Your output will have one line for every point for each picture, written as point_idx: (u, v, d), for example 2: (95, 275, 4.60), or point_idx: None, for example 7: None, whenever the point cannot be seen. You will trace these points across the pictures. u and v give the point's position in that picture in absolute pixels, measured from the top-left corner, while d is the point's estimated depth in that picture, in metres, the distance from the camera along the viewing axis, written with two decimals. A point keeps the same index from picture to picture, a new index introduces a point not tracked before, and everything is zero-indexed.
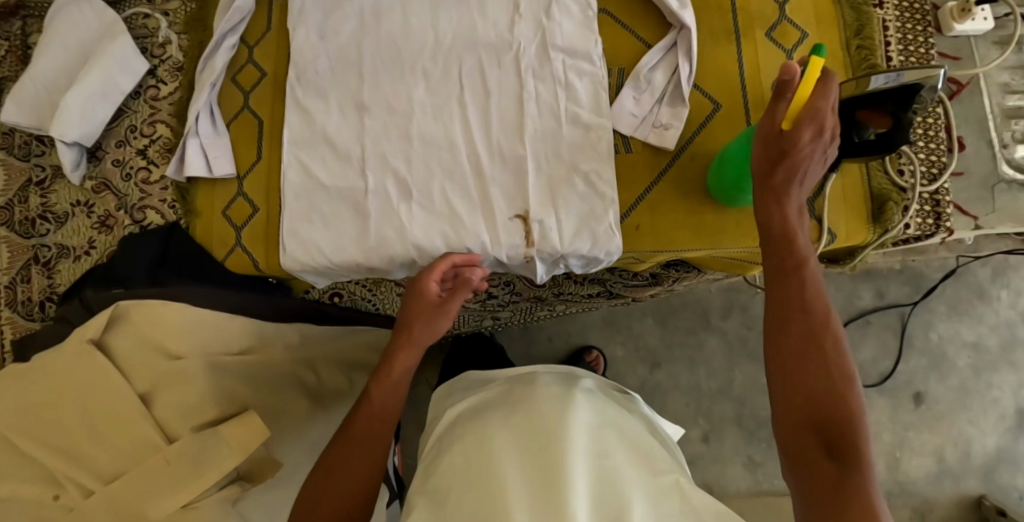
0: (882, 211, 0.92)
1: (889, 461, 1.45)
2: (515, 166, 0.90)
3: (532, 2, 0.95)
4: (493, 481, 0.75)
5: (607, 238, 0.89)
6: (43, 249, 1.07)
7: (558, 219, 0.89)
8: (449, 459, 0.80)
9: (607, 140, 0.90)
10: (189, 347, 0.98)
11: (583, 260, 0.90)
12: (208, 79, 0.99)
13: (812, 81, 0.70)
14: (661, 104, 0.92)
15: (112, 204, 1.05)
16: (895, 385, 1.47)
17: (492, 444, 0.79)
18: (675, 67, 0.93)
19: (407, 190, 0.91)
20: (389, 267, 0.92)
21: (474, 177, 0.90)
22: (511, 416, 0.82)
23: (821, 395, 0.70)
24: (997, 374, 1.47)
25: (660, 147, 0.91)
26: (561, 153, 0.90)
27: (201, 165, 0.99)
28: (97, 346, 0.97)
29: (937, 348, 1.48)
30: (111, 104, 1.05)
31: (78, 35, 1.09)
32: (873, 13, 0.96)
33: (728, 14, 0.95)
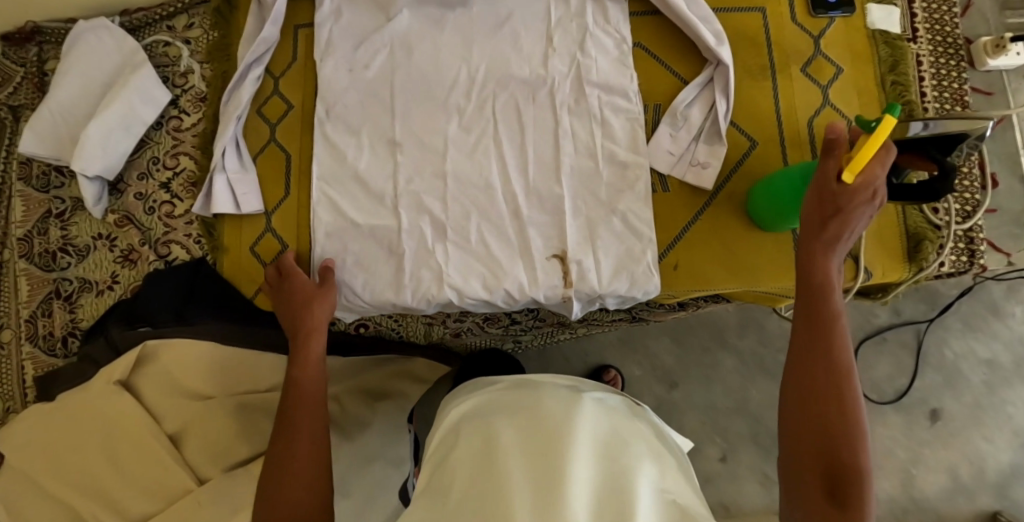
0: (917, 250, 0.92)
1: (903, 478, 1.43)
2: (553, 206, 0.90)
3: (566, 37, 0.94)
4: (497, 482, 0.65)
5: (645, 278, 0.88)
6: (65, 283, 1.05)
7: (596, 259, 0.88)
8: (450, 460, 0.72)
9: (644, 180, 0.90)
10: (218, 385, 0.97)
11: (620, 299, 0.90)
12: (234, 112, 0.97)
13: (877, 139, 0.69)
14: (698, 142, 0.91)
15: (135, 238, 1.03)
16: (910, 403, 1.46)
17: (497, 446, 0.70)
18: (711, 104, 0.92)
19: (442, 229, 0.90)
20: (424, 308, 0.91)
21: (511, 218, 0.90)
22: (519, 414, 0.74)
23: (832, 439, 0.72)
24: (1012, 391, 1.45)
25: (698, 186, 0.91)
26: (598, 195, 0.90)
27: (229, 201, 0.97)
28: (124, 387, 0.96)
29: (951, 365, 1.46)
30: (134, 136, 1.03)
31: (97, 63, 1.06)
32: (907, 48, 0.96)
33: (764, 51, 0.95)
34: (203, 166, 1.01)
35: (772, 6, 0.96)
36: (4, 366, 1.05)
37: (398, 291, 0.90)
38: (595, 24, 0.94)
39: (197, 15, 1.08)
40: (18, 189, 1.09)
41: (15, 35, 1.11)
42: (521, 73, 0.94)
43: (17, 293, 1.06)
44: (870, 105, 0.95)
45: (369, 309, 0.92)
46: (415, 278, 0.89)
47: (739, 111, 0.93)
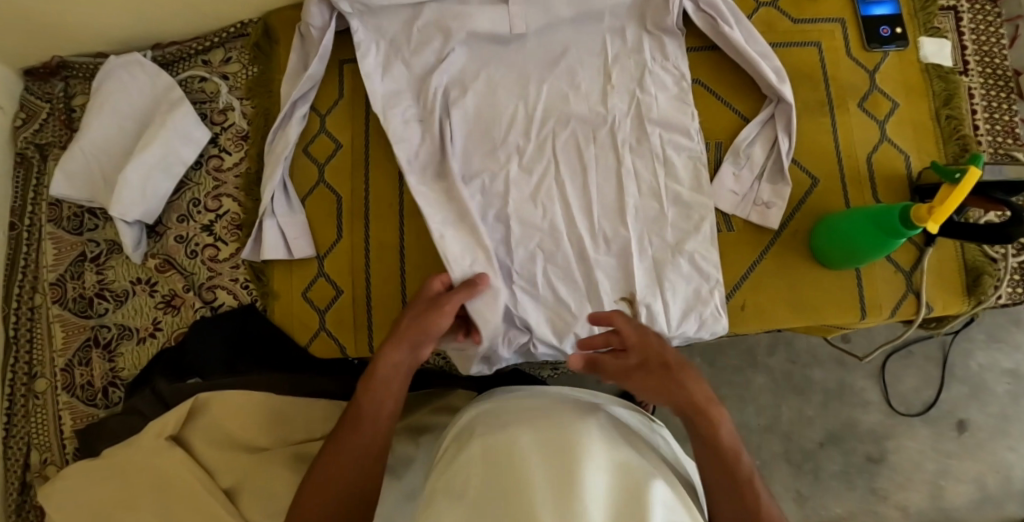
0: (977, 284, 0.92)
1: (933, 490, 1.31)
2: (620, 248, 0.88)
3: (623, 73, 0.93)
4: (516, 482, 0.62)
5: (713, 319, 0.87)
6: (103, 330, 1.01)
7: (665, 302, 0.87)
8: (459, 461, 0.68)
9: (709, 221, 0.89)
10: (274, 437, 0.92)
11: (685, 340, 0.89)
12: (281, 153, 0.94)
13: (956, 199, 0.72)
14: (761, 181, 0.91)
15: (178, 283, 0.99)
16: (938, 415, 1.33)
17: (517, 444, 0.67)
18: (773, 141, 0.92)
19: (508, 273, 0.88)
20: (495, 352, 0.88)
21: (578, 262, 0.88)
22: (529, 423, 0.71)
23: None
24: None
25: (762, 225, 0.91)
26: (665, 237, 0.89)
27: (280, 246, 0.94)
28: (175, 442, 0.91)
29: (978, 376, 1.33)
30: (173, 177, 0.99)
31: (129, 101, 1.02)
32: (960, 82, 0.97)
33: (822, 87, 0.95)
34: (249, 208, 0.99)
35: (828, 41, 0.96)
36: (40, 418, 1.01)
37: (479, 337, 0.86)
38: (653, 60, 0.93)
39: (235, 49, 1.05)
40: (48, 231, 1.05)
41: (41, 70, 1.07)
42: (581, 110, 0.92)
43: (51, 340, 1.02)
44: (925, 141, 0.95)
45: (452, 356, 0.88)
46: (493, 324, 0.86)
47: (799, 149, 0.93)
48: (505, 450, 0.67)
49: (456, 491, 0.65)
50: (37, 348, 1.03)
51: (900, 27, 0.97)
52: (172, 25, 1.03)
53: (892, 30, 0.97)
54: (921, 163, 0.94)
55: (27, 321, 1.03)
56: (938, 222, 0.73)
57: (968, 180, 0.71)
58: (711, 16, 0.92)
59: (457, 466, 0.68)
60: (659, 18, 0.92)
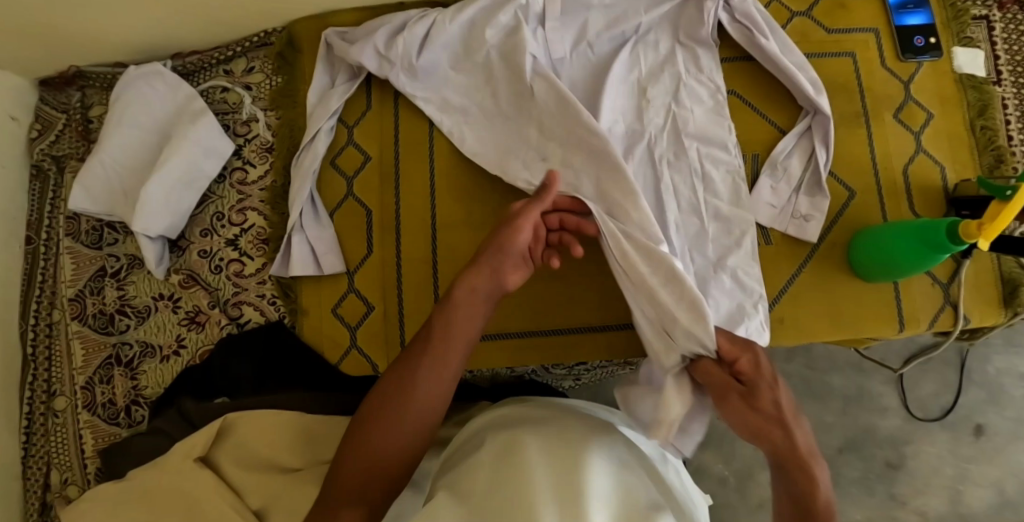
0: (1014, 295, 0.92)
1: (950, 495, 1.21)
2: None
3: (659, 85, 0.91)
4: (521, 484, 0.64)
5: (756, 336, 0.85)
6: (125, 347, 0.99)
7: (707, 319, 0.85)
8: (469, 463, 0.69)
9: (750, 234, 0.88)
10: (308, 457, 0.87)
11: None
12: (310, 167, 0.93)
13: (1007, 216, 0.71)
14: (798, 193, 0.90)
15: (203, 300, 0.98)
16: (955, 420, 1.23)
17: (526, 448, 0.68)
18: (810, 152, 0.91)
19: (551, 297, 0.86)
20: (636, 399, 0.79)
21: None
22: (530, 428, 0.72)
23: None
24: None
25: (801, 239, 0.90)
26: (706, 252, 0.87)
27: (310, 262, 0.93)
28: (205, 464, 0.85)
29: (994, 381, 1.23)
30: (196, 191, 0.97)
31: (150, 112, 1.00)
32: (994, 92, 0.96)
33: (857, 98, 0.94)
34: (275, 223, 0.97)
35: (862, 52, 0.95)
36: (60, 437, 0.98)
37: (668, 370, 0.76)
38: (689, 73, 0.92)
39: (258, 59, 1.03)
40: (66, 245, 1.02)
41: (57, 79, 1.04)
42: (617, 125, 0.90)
43: (71, 358, 1.00)
44: (961, 151, 0.94)
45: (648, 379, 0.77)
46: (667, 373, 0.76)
47: (835, 162, 0.92)
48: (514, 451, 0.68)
49: (465, 488, 0.65)
50: (56, 366, 1.00)
51: (934, 37, 0.96)
52: (194, 35, 1.01)
53: (926, 40, 0.96)
54: (956, 174, 0.94)
55: (45, 338, 1.01)
56: (989, 239, 0.73)
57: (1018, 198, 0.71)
58: (746, 28, 0.91)
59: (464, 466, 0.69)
60: (692, 32, 0.91)
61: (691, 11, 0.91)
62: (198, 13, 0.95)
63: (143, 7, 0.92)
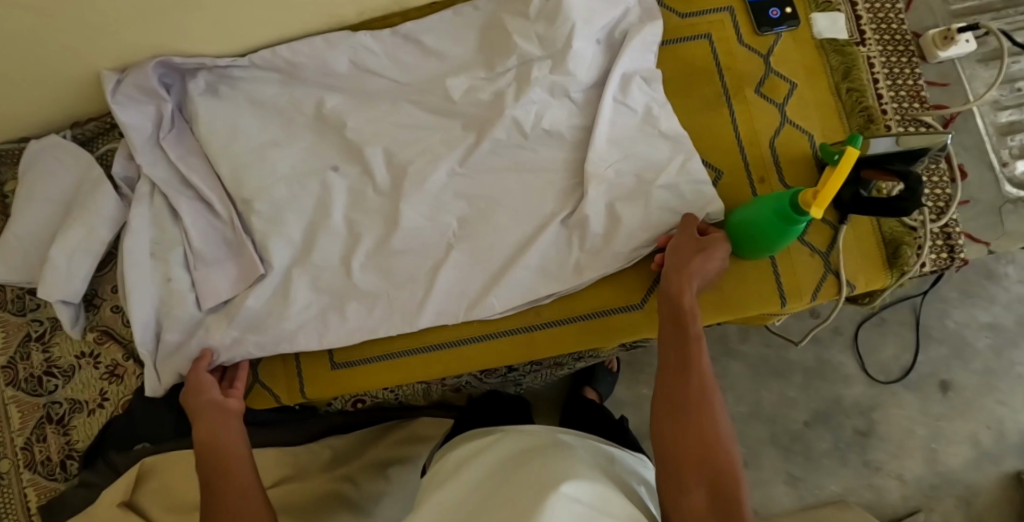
0: (897, 255, 0.92)
1: (858, 444, 1.49)
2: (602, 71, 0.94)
3: (377, 64, 0.97)
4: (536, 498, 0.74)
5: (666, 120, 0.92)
6: (54, 407, 1.04)
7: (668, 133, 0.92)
8: (494, 493, 0.77)
9: (602, 57, 0.94)
10: (254, 444, 1.02)
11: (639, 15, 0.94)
12: (166, 129, 0.99)
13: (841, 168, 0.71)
14: (334, 100, 0.98)
15: (118, 353, 1.03)
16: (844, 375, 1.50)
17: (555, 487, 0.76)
18: (353, 59, 0.97)
19: (521, 132, 0.94)
20: (663, 160, 0.91)
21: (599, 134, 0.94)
22: (525, 450, 0.86)
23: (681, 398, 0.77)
24: (957, 388, 1.49)
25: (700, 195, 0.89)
26: (633, 101, 0.92)
27: (171, 166, 0.99)
28: (148, 468, 0.96)
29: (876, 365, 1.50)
30: (94, 256, 1.01)
31: (60, 186, 1.05)
32: (857, 53, 0.97)
33: (716, 78, 0.95)
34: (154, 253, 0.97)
35: (718, 32, 0.96)
36: (5, 496, 1.02)
37: (649, 126, 0.92)
38: (500, 71, 0.95)
39: None
40: None
41: None
42: (644, 57, 0.93)
43: (8, 422, 1.04)
44: (828, 118, 0.94)
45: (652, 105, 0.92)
46: (658, 144, 0.92)
47: (708, 144, 0.93)
48: (592, 476, 0.79)
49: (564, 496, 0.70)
50: None
51: (789, 7, 0.97)
52: (80, 100, 1.06)
53: (782, 11, 0.97)
54: (825, 140, 0.94)
55: None
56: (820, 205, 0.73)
57: (847, 162, 0.71)
58: (158, 123, 1.01)
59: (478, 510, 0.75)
60: (177, 145, 1.00)
61: (155, 88, 0.98)
62: (77, 72, 0.99)
63: (32, 75, 0.98)
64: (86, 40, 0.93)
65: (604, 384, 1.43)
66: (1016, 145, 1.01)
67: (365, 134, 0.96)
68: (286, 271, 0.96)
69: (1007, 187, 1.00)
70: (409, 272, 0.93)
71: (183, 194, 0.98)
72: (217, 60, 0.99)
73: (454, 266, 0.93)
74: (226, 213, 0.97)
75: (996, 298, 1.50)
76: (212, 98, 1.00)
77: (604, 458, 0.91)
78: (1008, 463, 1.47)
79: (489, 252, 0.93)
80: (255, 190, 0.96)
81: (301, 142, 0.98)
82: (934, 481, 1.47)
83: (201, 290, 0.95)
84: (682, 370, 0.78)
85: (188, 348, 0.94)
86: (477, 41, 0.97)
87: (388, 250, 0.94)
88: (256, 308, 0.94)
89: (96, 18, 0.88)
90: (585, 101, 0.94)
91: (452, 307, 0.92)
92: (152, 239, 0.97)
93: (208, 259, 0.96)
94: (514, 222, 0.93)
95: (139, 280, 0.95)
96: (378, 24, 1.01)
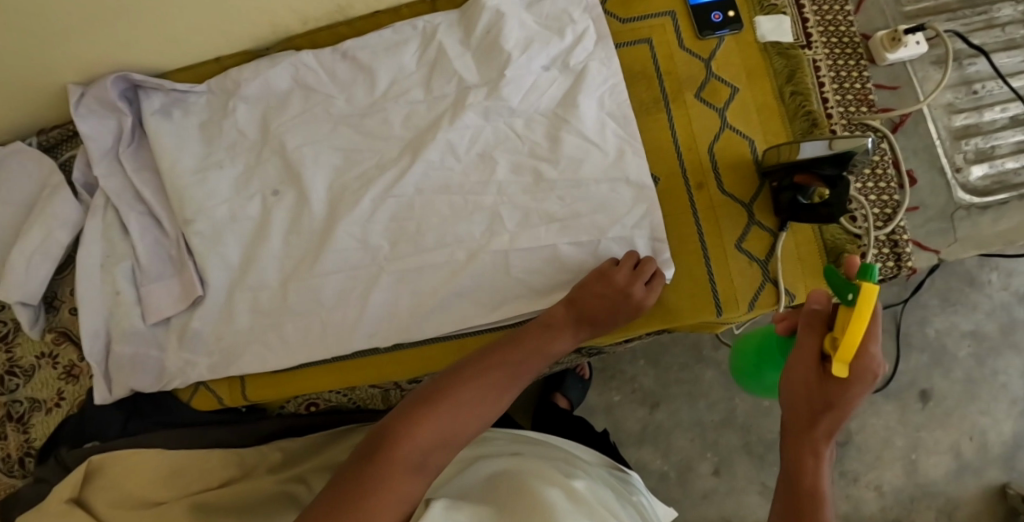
0: (839, 263, 0.92)
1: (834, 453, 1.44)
2: (540, 88, 0.96)
3: (319, 80, 1.00)
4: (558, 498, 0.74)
5: (602, 138, 0.94)
6: (15, 405, 1.05)
7: (602, 148, 0.93)
8: (509, 479, 0.78)
9: (540, 79, 0.96)
10: (203, 443, 1.04)
11: (580, 40, 0.96)
12: (124, 142, 1.00)
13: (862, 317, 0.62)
14: (276, 110, 1.00)
15: (75, 353, 1.06)
16: None
17: (571, 490, 0.77)
18: (296, 72, 1.00)
19: (456, 148, 0.96)
20: (601, 177, 0.93)
21: (539, 147, 0.95)
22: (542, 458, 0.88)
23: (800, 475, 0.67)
24: (938, 397, 1.44)
25: (638, 199, 0.91)
26: (570, 120, 0.94)
27: (121, 173, 1.00)
28: (96, 464, 0.98)
29: None
30: (53, 259, 1.03)
31: (21, 191, 1.07)
32: (802, 55, 0.98)
33: (656, 83, 0.97)
34: (109, 258, 0.99)
35: (658, 36, 0.98)
36: None
37: (586, 141, 0.94)
38: (438, 91, 0.98)
39: None
40: None
41: None
42: (599, 85, 0.95)
43: None
44: (772, 125, 0.95)
45: (589, 128, 0.94)
46: (593, 162, 0.93)
47: (648, 151, 0.95)
48: (602, 499, 0.82)
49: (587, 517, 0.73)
50: None
51: (732, 11, 0.98)
52: (43, 110, 1.08)
53: (724, 15, 0.98)
54: (767, 144, 0.94)
55: None
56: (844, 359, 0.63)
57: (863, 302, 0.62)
58: (116, 136, 1.01)
59: (488, 496, 0.76)
60: (134, 158, 1.01)
61: (117, 105, 0.99)
62: (44, 84, 1.01)
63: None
64: (45, 56, 0.94)
65: (573, 390, 1.36)
66: (971, 149, 1.06)
67: (305, 151, 0.98)
68: (227, 288, 0.98)
69: (959, 193, 1.04)
70: (347, 285, 0.95)
71: (133, 209, 1.00)
72: (175, 86, 0.99)
73: (384, 286, 0.95)
74: (174, 231, 0.99)
75: (976, 306, 1.46)
76: (164, 117, 1.01)
77: (605, 478, 0.93)
78: (990, 474, 1.42)
79: (416, 270, 0.95)
80: (198, 208, 0.98)
81: (245, 151, 1.00)
82: (914, 493, 1.42)
83: (147, 306, 0.97)
84: (796, 485, 0.67)
85: (147, 363, 0.98)
86: (415, 59, 0.99)
87: (318, 269, 0.95)
88: (202, 324, 0.97)
89: (47, 27, 0.89)
90: (525, 126, 0.96)
91: (387, 328, 0.94)
92: (104, 252, 0.99)
93: (153, 274, 0.98)
94: (449, 231, 0.95)
95: (89, 291, 0.97)
96: (321, 34, 1.03)
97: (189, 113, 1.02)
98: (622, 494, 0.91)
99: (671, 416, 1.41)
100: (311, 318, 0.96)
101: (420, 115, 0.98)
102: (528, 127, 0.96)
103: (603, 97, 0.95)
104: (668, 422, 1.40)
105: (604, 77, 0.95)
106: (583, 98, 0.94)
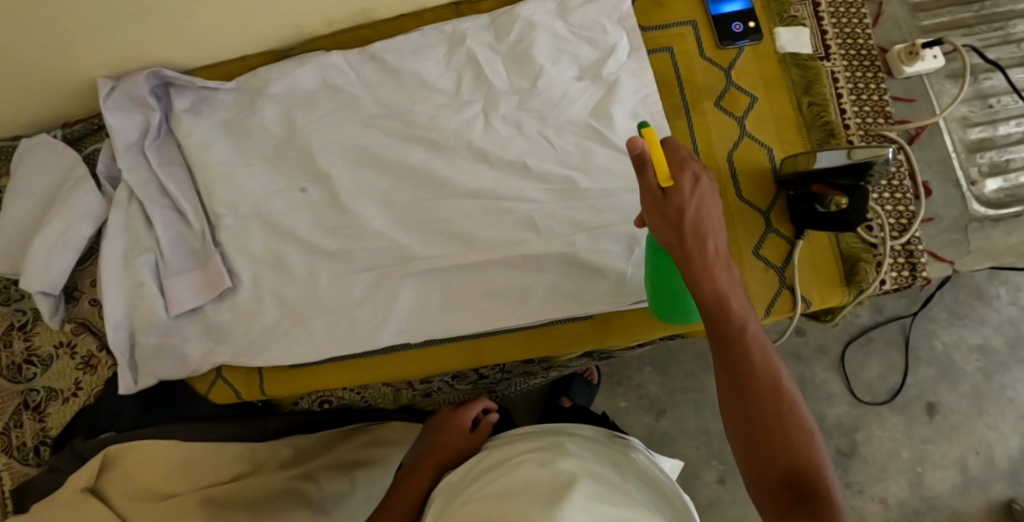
0: (854, 271, 0.93)
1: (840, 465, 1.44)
2: (564, 94, 0.98)
3: (347, 81, 1.02)
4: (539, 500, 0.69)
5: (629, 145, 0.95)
6: (32, 394, 1.06)
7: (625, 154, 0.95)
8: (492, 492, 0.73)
9: (564, 85, 0.98)
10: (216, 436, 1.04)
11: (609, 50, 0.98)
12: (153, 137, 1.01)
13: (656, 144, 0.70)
14: (301, 109, 1.01)
15: (93, 344, 1.07)
16: (831, 395, 1.46)
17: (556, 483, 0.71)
18: (323, 72, 1.01)
19: (481, 152, 0.97)
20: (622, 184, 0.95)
21: (560, 152, 0.96)
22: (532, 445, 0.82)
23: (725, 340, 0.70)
24: (944, 411, 1.45)
25: None
26: (593, 127, 0.96)
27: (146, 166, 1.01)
28: (112, 454, 0.99)
29: (864, 384, 1.46)
30: (74, 251, 1.04)
31: (46, 183, 1.08)
32: (820, 67, 0.99)
33: (677, 91, 0.98)
34: (132, 250, 1.00)
35: (679, 45, 0.99)
36: None
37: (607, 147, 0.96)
38: (464, 95, 1.00)
39: None
40: None
41: None
42: (626, 93, 0.97)
43: None
44: (789, 134, 0.96)
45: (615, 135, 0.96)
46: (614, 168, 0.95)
47: None
48: (597, 471, 0.76)
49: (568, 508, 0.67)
50: None
51: (753, 21, 1.00)
52: (70, 103, 1.09)
53: (744, 26, 0.99)
54: (784, 153, 0.96)
55: None
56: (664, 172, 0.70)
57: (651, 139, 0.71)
58: (142, 129, 1.02)
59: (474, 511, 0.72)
60: (161, 153, 1.02)
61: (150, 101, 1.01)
62: (74, 77, 1.02)
63: (28, 85, 1.02)
64: (79, 49, 0.96)
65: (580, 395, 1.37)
66: (985, 163, 1.07)
67: (330, 150, 1.00)
68: (250, 283, 0.99)
69: (973, 205, 1.05)
70: (369, 283, 0.97)
71: (157, 203, 1.00)
72: (206, 83, 1.02)
73: (405, 286, 0.96)
74: (199, 225, 1.00)
75: (984, 321, 1.47)
76: (193, 114, 1.02)
77: (605, 447, 0.87)
78: (996, 489, 1.42)
79: (437, 270, 0.96)
80: (224, 205, 0.99)
81: (270, 148, 1.01)
82: (920, 506, 1.42)
83: (170, 298, 0.98)
84: (728, 357, 0.70)
85: (167, 356, 0.98)
86: (443, 63, 1.01)
87: (342, 267, 0.97)
88: (223, 317, 0.98)
89: (84, 21, 0.91)
90: (548, 131, 0.97)
91: (411, 326, 0.96)
92: (126, 244, 1.00)
93: (175, 267, 0.99)
94: (470, 233, 0.96)
95: (111, 282, 0.98)
96: (347, 35, 1.05)
97: (214, 109, 1.03)
98: (626, 459, 0.85)
99: (679, 423, 1.41)
100: (331, 315, 0.97)
101: (445, 117, 0.99)
102: (551, 132, 0.97)
103: (631, 105, 0.96)
104: (676, 429, 1.41)
105: (633, 87, 0.97)
106: (609, 106, 0.96)
